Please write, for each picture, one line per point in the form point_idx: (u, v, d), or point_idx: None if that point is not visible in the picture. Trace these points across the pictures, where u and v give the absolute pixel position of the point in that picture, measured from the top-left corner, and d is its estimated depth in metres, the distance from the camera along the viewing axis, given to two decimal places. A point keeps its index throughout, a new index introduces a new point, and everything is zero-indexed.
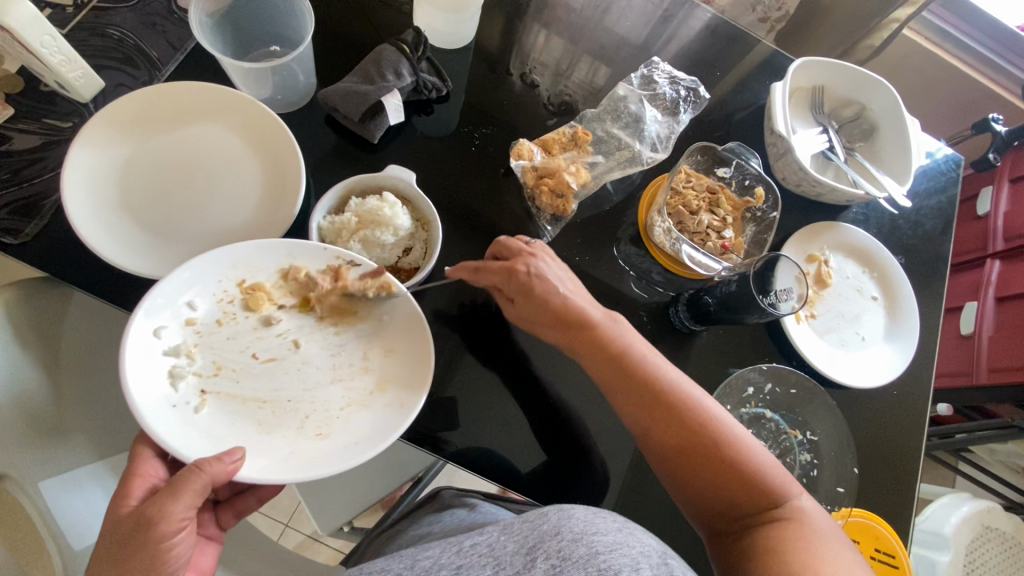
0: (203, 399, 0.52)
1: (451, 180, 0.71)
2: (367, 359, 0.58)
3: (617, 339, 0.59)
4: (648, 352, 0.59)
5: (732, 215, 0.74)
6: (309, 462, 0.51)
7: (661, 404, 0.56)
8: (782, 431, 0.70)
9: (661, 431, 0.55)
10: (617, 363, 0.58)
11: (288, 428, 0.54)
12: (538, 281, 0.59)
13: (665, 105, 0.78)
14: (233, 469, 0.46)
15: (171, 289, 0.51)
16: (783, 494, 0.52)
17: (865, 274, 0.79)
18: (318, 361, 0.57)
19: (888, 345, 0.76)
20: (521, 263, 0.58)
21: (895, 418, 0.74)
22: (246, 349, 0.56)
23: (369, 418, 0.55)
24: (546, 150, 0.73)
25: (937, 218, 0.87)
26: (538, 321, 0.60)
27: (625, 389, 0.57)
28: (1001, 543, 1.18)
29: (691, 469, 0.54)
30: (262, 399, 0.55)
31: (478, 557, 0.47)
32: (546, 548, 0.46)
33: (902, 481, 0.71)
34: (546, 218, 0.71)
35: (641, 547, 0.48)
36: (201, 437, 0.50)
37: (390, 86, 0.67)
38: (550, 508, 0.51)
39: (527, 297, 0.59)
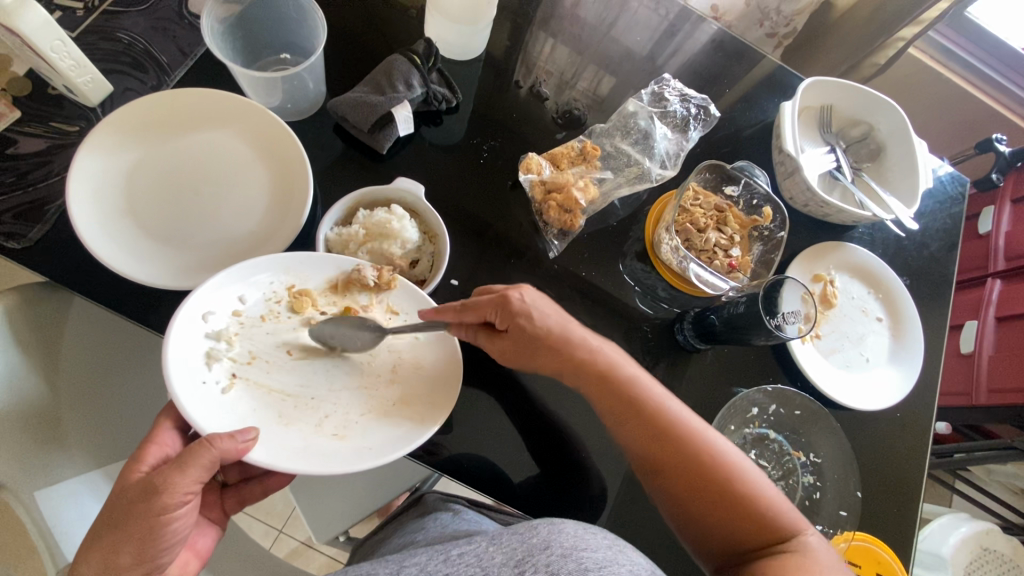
0: (231, 381, 0.52)
1: (458, 193, 0.71)
2: (396, 373, 0.57)
3: (623, 371, 0.58)
4: (654, 385, 0.59)
5: (740, 234, 0.73)
6: (323, 460, 0.50)
7: (670, 438, 0.55)
8: (785, 452, 0.70)
9: (665, 463, 0.55)
10: (617, 392, 0.57)
11: (306, 425, 0.53)
12: (531, 309, 0.57)
13: (675, 122, 0.78)
14: (244, 449, 0.45)
15: (226, 280, 0.52)
16: (786, 527, 0.52)
17: (870, 295, 0.79)
18: (349, 367, 0.57)
19: (892, 367, 0.76)
20: (513, 289, 0.57)
21: (898, 442, 0.73)
22: (282, 346, 0.56)
23: (388, 429, 0.54)
24: (555, 164, 0.73)
25: (943, 239, 0.87)
26: (533, 352, 0.58)
27: (632, 422, 0.57)
28: (999, 565, 1.17)
29: (702, 502, 0.54)
30: (286, 393, 0.54)
31: (466, 566, 0.47)
32: (535, 562, 0.46)
33: (904, 505, 0.71)
34: (553, 232, 0.71)
35: (631, 566, 0.47)
36: (220, 416, 0.49)
37: (401, 97, 0.66)
38: (541, 522, 0.51)
39: (520, 323, 0.56)
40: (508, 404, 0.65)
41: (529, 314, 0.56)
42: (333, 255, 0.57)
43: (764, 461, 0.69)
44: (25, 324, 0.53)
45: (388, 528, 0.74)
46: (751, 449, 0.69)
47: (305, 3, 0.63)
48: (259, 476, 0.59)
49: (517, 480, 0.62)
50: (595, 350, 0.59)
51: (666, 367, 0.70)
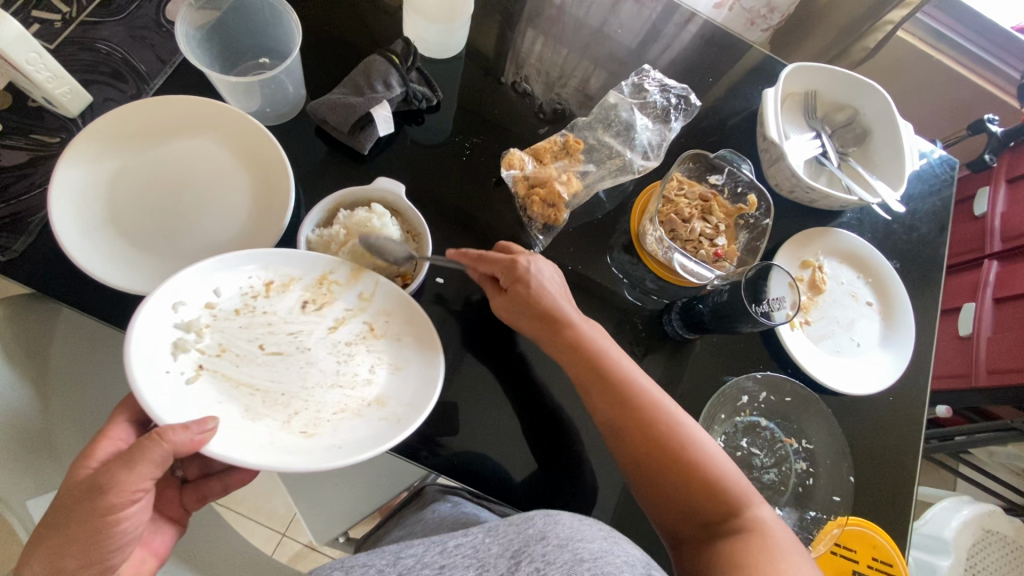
0: (197, 372, 0.51)
1: (442, 191, 0.71)
2: (372, 374, 0.57)
3: (597, 345, 0.59)
4: (625, 360, 0.60)
5: (725, 222, 0.73)
6: (287, 452, 0.49)
7: (637, 409, 0.56)
8: (777, 439, 0.70)
9: (629, 433, 0.56)
10: (590, 363, 0.58)
11: (274, 419, 0.53)
12: (534, 278, 0.60)
13: (656, 113, 0.78)
14: (199, 441, 0.44)
15: (201, 271, 0.51)
16: (742, 504, 0.52)
17: (860, 280, 0.79)
18: (323, 365, 0.57)
19: (883, 350, 0.76)
20: (523, 258, 0.60)
21: (892, 425, 0.73)
22: (254, 339, 0.56)
23: (360, 428, 0.53)
24: (537, 159, 0.73)
25: (933, 220, 0.86)
26: (520, 314, 0.61)
27: (601, 391, 0.57)
28: (1002, 546, 1.17)
29: (660, 472, 0.54)
30: (255, 387, 0.54)
31: (462, 557, 0.47)
32: (531, 552, 0.46)
33: (901, 490, 0.71)
34: (538, 228, 0.71)
35: (626, 557, 0.47)
36: (183, 406, 0.48)
37: (380, 97, 0.66)
38: (538, 512, 0.51)
39: (521, 289, 0.60)
40: (498, 401, 0.65)
41: (530, 283, 0.59)
42: (320, 254, 0.57)
43: (756, 449, 0.69)
44: (14, 340, 0.55)
45: (390, 528, 0.75)
46: (742, 437, 0.69)
47: (280, 7, 0.64)
48: (218, 472, 0.59)
49: (513, 472, 0.62)
50: (572, 321, 0.60)
51: (657, 359, 0.70)
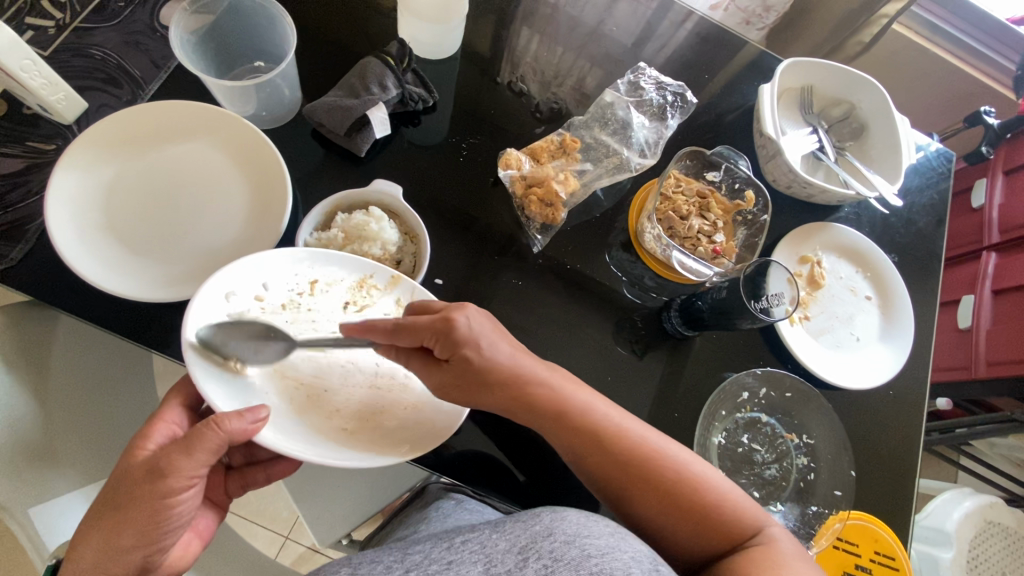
0: (246, 362, 0.51)
1: (439, 192, 0.71)
2: (411, 378, 0.57)
3: (574, 399, 0.56)
4: (612, 410, 0.57)
5: (723, 219, 0.73)
6: (327, 448, 0.50)
7: (635, 460, 0.55)
8: (778, 435, 0.70)
9: (635, 488, 0.54)
10: (580, 424, 0.55)
11: (315, 413, 0.53)
12: (480, 337, 0.52)
13: (652, 110, 0.78)
14: (251, 430, 0.45)
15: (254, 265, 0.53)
16: (755, 525, 0.54)
17: (858, 274, 0.79)
18: (364, 364, 0.57)
19: (883, 344, 0.76)
20: (459, 314, 0.51)
21: (893, 418, 0.73)
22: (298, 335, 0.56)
23: (397, 430, 0.54)
24: (534, 158, 0.73)
25: (930, 214, 0.86)
26: (472, 387, 0.53)
27: (597, 454, 0.55)
28: (1004, 538, 1.18)
29: (672, 517, 0.54)
30: (298, 381, 0.54)
31: (469, 553, 0.47)
32: (539, 549, 0.46)
33: (903, 483, 0.71)
34: (535, 227, 0.71)
35: (633, 552, 0.47)
36: (232, 393, 0.49)
37: (376, 99, 0.66)
38: (543, 508, 0.50)
39: (465, 354, 0.51)
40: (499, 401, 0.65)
41: (477, 344, 0.52)
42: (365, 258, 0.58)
43: (756, 445, 0.69)
44: (14, 345, 0.55)
45: (394, 527, 0.75)
46: (742, 434, 0.69)
47: (275, 11, 0.64)
48: (263, 461, 0.59)
49: (516, 469, 0.63)
50: (547, 382, 0.55)
51: (658, 356, 0.70)
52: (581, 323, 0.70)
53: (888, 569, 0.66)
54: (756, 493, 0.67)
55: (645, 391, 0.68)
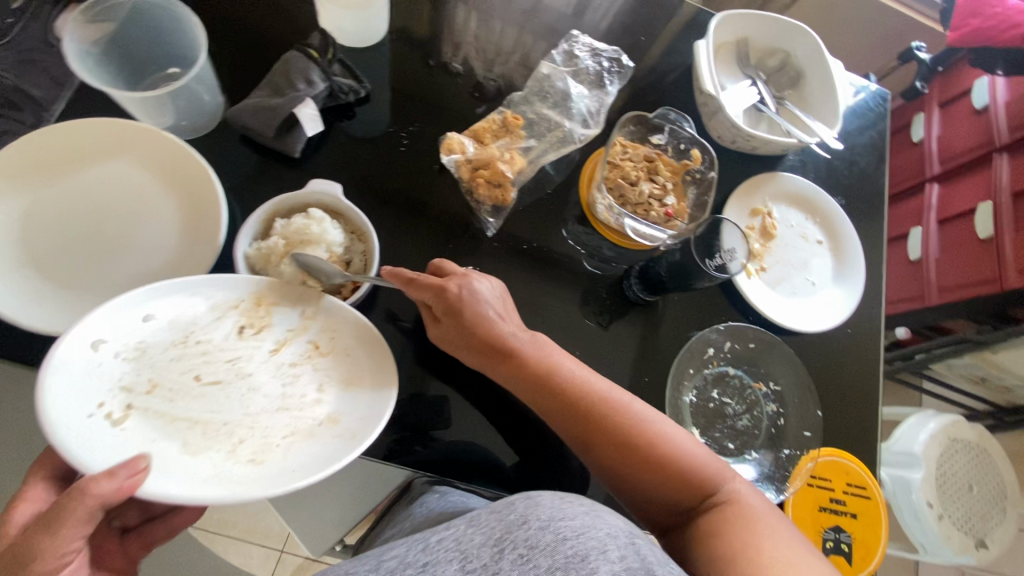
0: (126, 412, 0.47)
1: (384, 187, 0.68)
2: (322, 393, 0.55)
3: (541, 361, 0.58)
4: (580, 370, 0.59)
5: (672, 180, 0.73)
6: (234, 485, 0.46)
7: (596, 421, 0.56)
8: (746, 385, 0.71)
9: (599, 445, 0.56)
10: (547, 386, 0.57)
11: (218, 451, 0.50)
12: (467, 303, 0.58)
13: (590, 78, 0.77)
14: (128, 486, 0.40)
15: (124, 305, 0.48)
16: (720, 483, 0.56)
17: (808, 221, 0.81)
18: (268, 389, 0.54)
19: (835, 286, 0.78)
20: (453, 283, 0.58)
21: (852, 356, 0.76)
22: (188, 371, 0.52)
23: (313, 450, 0.51)
24: (478, 140, 0.71)
25: (872, 153, 0.89)
26: (458, 343, 0.60)
27: (563, 413, 0.57)
28: (967, 452, 1.25)
29: (637, 474, 0.55)
30: (194, 420, 0.50)
31: (444, 552, 0.46)
32: (513, 539, 0.45)
33: (867, 416, 0.73)
34: (487, 211, 0.69)
35: (609, 530, 0.47)
36: (118, 452, 0.45)
37: (302, 95, 0.64)
38: (517, 497, 0.51)
39: (454, 316, 0.58)
40: (468, 391, 0.64)
41: (463, 309, 0.58)
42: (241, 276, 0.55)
43: (727, 398, 0.70)
44: None
45: (383, 528, 0.74)
46: (712, 389, 0.70)
47: (180, 12, 0.60)
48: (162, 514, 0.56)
49: (496, 455, 0.63)
50: (522, 348, 0.58)
51: (622, 325, 0.71)
52: (543, 301, 0.69)
53: (860, 499, 0.70)
54: (730, 444, 0.68)
55: (615, 362, 0.69)
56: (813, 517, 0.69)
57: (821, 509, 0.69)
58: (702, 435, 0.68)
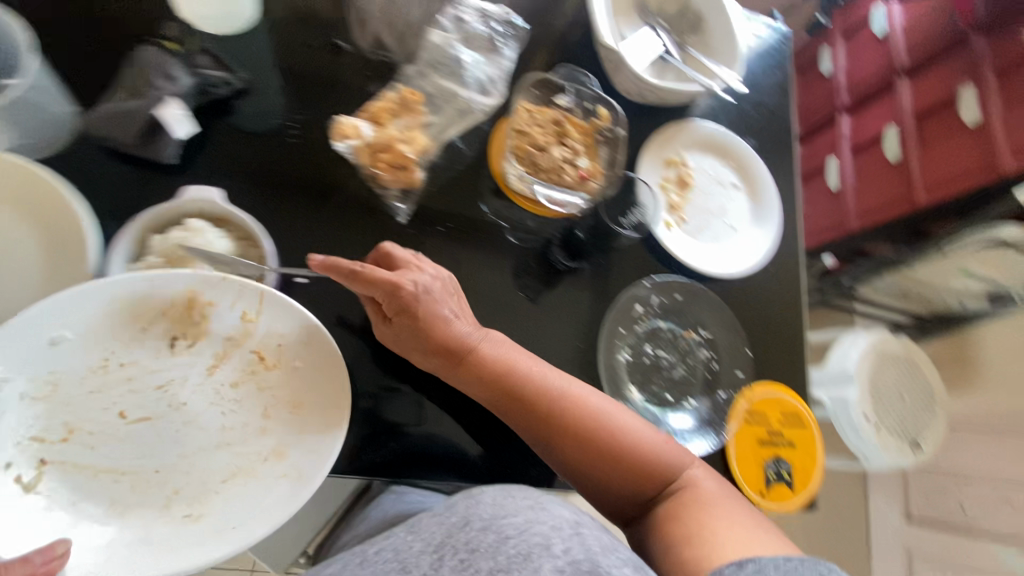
0: (42, 471, 0.49)
1: (279, 185, 0.63)
2: (266, 421, 0.55)
3: (501, 364, 0.58)
4: (539, 369, 0.59)
5: (583, 142, 0.71)
6: (161, 548, 0.50)
7: (555, 420, 0.57)
8: (678, 336, 0.73)
9: (560, 442, 0.57)
10: (506, 390, 0.58)
11: (155, 500, 0.52)
12: (422, 301, 0.56)
13: (484, 45, 0.71)
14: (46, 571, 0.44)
15: (16, 349, 0.47)
16: (676, 468, 0.58)
17: (723, 166, 0.82)
18: (205, 422, 0.54)
19: (754, 227, 0.80)
20: (408, 280, 0.55)
21: (776, 293, 0.78)
22: (112, 407, 0.52)
23: (252, 493, 0.53)
24: (375, 121, 0.65)
25: (779, 90, 0.89)
26: (410, 343, 0.58)
27: (523, 414, 0.58)
28: (896, 363, 1.34)
29: (596, 466, 0.58)
30: (121, 471, 0.52)
31: (384, 563, 0.48)
32: (454, 543, 0.47)
33: (795, 349, 0.76)
34: (394, 196, 0.66)
35: (552, 522, 0.48)
36: (36, 521, 0.48)
37: (163, 95, 0.60)
38: (460, 496, 0.52)
39: (407, 316, 0.56)
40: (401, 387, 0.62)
41: (417, 308, 0.56)
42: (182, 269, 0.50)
43: (660, 351, 0.71)
44: None
45: (340, 534, 0.73)
46: (645, 345, 0.71)
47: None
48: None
49: (437, 443, 0.61)
50: (480, 350, 0.58)
51: (551, 296, 0.69)
52: (467, 283, 0.67)
53: (796, 428, 0.72)
54: (668, 395, 0.70)
55: (549, 333, 0.68)
56: (755, 452, 0.70)
57: (761, 443, 0.71)
58: (641, 391, 0.69)
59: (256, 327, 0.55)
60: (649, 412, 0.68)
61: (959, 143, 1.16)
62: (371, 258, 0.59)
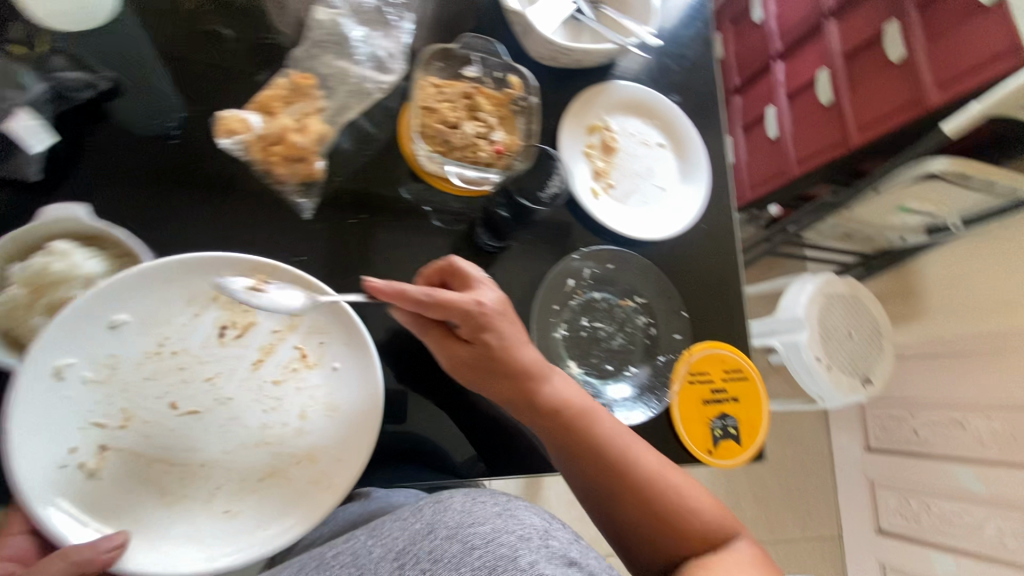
0: (99, 458, 0.52)
1: (170, 193, 0.59)
2: (303, 421, 0.58)
3: (565, 400, 0.60)
4: (597, 407, 0.61)
5: (496, 115, 0.67)
6: (206, 541, 0.53)
7: (607, 450, 0.58)
8: (613, 305, 0.72)
9: (602, 471, 0.58)
10: (563, 419, 0.59)
11: (196, 493, 0.54)
12: (500, 322, 0.58)
13: (374, 18, 0.66)
14: (107, 557, 0.47)
15: (79, 334, 0.51)
16: (711, 529, 0.57)
17: (647, 126, 0.80)
18: (248, 416, 0.56)
19: (683, 187, 0.79)
20: (485, 300, 0.57)
21: (710, 250, 0.77)
22: (164, 396, 0.54)
23: (289, 490, 0.56)
24: (266, 111, 0.61)
25: (702, 40, 0.86)
26: (485, 368, 0.58)
27: (572, 442, 0.59)
28: (842, 303, 1.37)
29: (633, 506, 0.57)
30: (166, 460, 0.54)
31: (340, 567, 0.48)
32: (416, 553, 0.47)
33: (733, 306, 0.76)
34: (297, 192, 0.62)
35: (520, 531, 0.48)
36: (91, 507, 0.50)
37: (12, 107, 0.55)
38: (427, 502, 0.52)
39: (488, 338, 0.57)
40: None
41: (496, 329, 0.57)
42: (230, 261, 0.55)
43: (598, 323, 0.71)
44: None
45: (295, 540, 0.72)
46: (581, 318, 0.71)
47: None
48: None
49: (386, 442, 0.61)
50: (546, 379, 0.60)
51: (478, 279, 0.67)
52: (389, 275, 0.65)
53: (740, 382, 0.73)
54: (609, 366, 0.70)
55: None
56: (701, 412, 0.70)
57: (706, 402, 0.71)
58: (580, 365, 0.69)
59: (301, 335, 0.59)
60: (588, 384, 0.69)
61: (885, 80, 1.17)
62: (438, 276, 0.60)
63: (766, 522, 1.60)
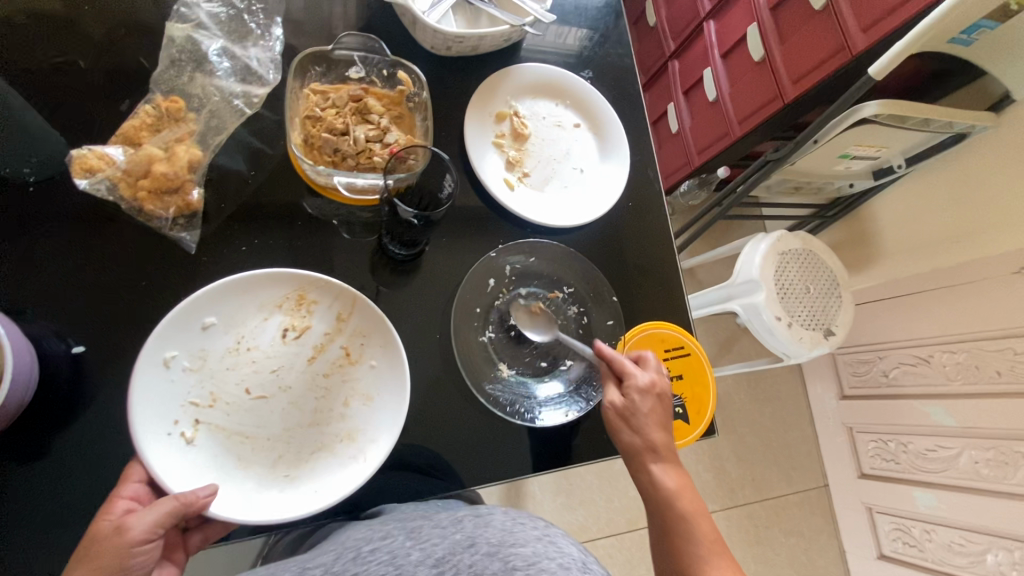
0: (195, 430, 0.54)
1: (40, 246, 0.55)
2: (346, 407, 0.59)
3: (676, 486, 0.58)
4: (706, 515, 0.57)
5: (388, 115, 0.64)
6: (267, 506, 0.53)
7: (694, 545, 0.55)
8: (542, 299, 0.70)
9: (678, 557, 0.55)
10: (665, 495, 0.58)
11: (262, 467, 0.55)
12: (650, 394, 0.61)
13: (242, 29, 0.63)
14: (205, 500, 0.47)
15: (181, 323, 0.54)
16: None
17: (559, 107, 0.77)
18: (303, 402, 0.58)
19: (603, 166, 0.76)
20: (651, 378, 0.62)
21: (637, 229, 0.75)
22: (240, 383, 0.57)
23: (333, 467, 0.57)
24: (131, 144, 0.57)
25: (609, 11, 0.83)
26: (623, 419, 0.61)
27: (663, 518, 0.57)
28: (797, 260, 1.37)
29: None
30: (246, 434, 0.56)
31: (376, 564, 0.45)
32: (456, 562, 0.42)
33: (667, 282, 0.74)
34: (179, 225, 0.58)
35: (561, 558, 0.41)
36: (194, 471, 0.53)
37: None
38: (471, 517, 0.48)
39: (634, 398, 0.61)
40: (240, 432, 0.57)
41: (649, 395, 0.61)
42: (299, 276, 0.58)
43: (528, 320, 0.68)
44: None
45: None
46: (508, 316, 0.68)
47: None
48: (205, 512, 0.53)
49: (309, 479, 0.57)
50: (668, 459, 0.60)
51: (393, 291, 0.64)
52: None
53: (682, 358, 0.71)
54: (543, 362, 0.68)
55: (401, 331, 0.63)
56: None
57: None
58: (512, 367, 0.66)
59: (349, 348, 0.60)
60: (522, 385, 0.66)
61: (810, 30, 1.14)
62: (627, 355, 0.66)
63: (753, 481, 1.61)
